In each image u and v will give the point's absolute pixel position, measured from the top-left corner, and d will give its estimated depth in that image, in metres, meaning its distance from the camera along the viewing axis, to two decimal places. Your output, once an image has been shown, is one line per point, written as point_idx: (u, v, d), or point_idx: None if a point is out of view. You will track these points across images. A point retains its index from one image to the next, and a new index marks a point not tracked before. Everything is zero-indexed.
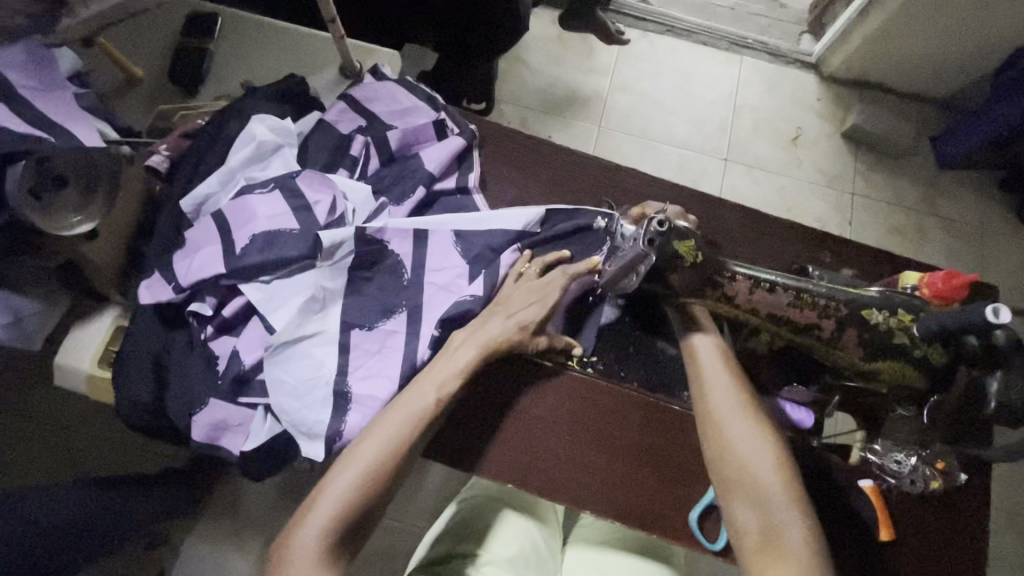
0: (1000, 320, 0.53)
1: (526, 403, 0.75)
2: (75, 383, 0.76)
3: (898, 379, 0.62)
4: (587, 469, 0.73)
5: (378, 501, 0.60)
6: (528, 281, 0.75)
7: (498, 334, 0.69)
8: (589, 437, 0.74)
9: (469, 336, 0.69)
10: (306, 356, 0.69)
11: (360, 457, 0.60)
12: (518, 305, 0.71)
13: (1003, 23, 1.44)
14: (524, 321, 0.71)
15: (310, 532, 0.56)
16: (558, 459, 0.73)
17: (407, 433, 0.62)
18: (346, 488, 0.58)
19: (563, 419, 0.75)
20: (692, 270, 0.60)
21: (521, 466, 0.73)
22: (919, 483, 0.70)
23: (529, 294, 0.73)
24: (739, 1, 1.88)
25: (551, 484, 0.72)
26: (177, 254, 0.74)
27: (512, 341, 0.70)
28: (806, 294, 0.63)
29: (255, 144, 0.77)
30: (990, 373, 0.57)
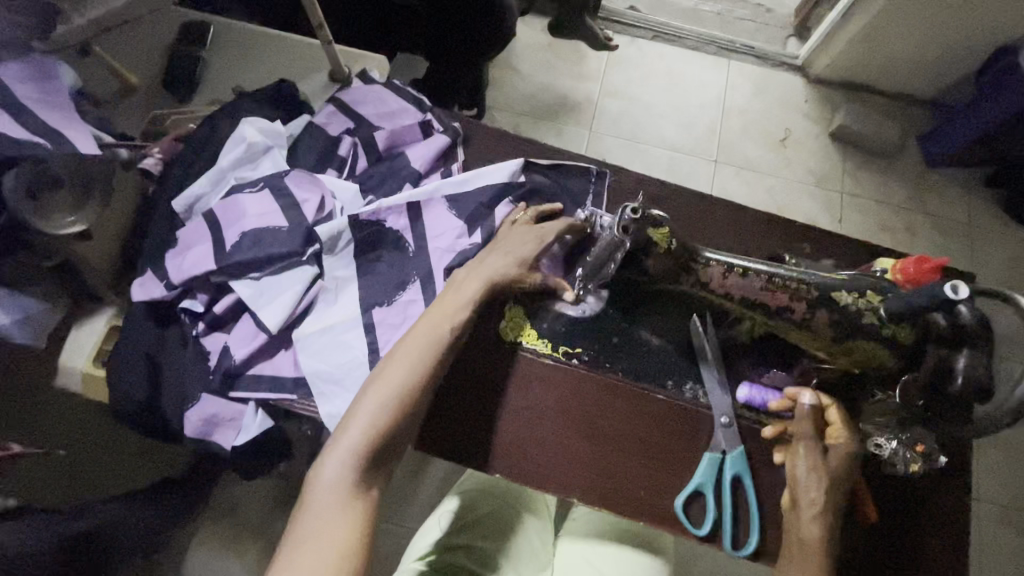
0: (959, 296, 0.56)
1: (518, 374, 0.77)
2: (73, 384, 0.78)
3: (869, 358, 0.64)
4: (581, 445, 0.75)
5: (402, 430, 0.63)
6: (522, 226, 0.77)
7: (499, 270, 0.72)
8: (582, 417, 0.76)
9: (472, 272, 0.72)
10: (340, 343, 0.72)
11: (382, 386, 0.63)
12: (513, 245, 0.74)
13: (984, 22, 1.48)
14: (522, 258, 0.74)
15: (338, 461, 0.59)
16: (556, 431, 0.75)
17: (426, 357, 0.65)
18: (370, 415, 0.61)
19: (560, 390, 0.77)
20: (668, 255, 0.63)
21: (517, 448, 0.74)
22: (901, 467, 0.70)
23: (524, 236, 0.75)
24: (726, 6, 1.93)
25: (549, 451, 0.74)
26: (169, 253, 0.76)
27: (512, 276, 0.73)
28: (777, 278, 0.65)
29: (245, 145, 0.79)
30: (957, 350, 0.59)
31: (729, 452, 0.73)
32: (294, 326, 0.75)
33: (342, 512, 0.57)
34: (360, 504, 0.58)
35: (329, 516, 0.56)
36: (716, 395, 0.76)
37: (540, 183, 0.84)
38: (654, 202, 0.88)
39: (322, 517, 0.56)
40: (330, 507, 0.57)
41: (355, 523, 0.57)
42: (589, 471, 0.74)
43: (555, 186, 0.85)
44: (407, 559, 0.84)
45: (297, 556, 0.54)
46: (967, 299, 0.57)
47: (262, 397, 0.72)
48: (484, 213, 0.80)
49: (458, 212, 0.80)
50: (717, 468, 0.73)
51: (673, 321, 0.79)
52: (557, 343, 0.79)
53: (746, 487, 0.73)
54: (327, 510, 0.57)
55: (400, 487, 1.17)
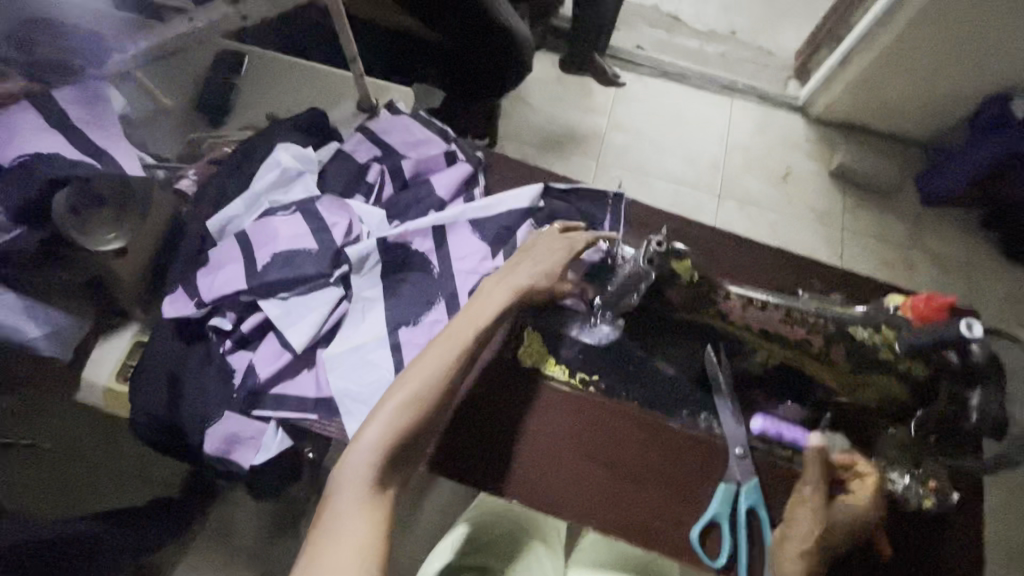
0: (973, 333, 0.61)
1: (537, 397, 0.79)
2: (93, 397, 0.79)
3: (885, 391, 0.73)
4: (594, 473, 0.75)
5: (422, 432, 0.64)
6: (552, 236, 0.79)
7: (525, 284, 0.74)
8: (595, 445, 0.77)
9: (501, 278, 0.74)
10: (367, 362, 0.74)
11: (405, 394, 0.64)
12: (538, 260, 0.76)
13: (975, 69, 1.56)
14: (549, 273, 0.75)
15: (359, 460, 0.61)
16: (569, 454, 0.76)
17: (448, 367, 0.66)
18: (392, 418, 0.62)
19: (574, 412, 0.78)
20: (687, 288, 0.77)
21: (531, 472, 0.75)
22: (914, 502, 0.72)
23: (553, 246, 0.77)
24: (728, 48, 2.01)
25: (564, 463, 0.75)
26: (200, 272, 0.77)
27: (540, 285, 0.75)
28: (796, 313, 0.76)
29: (280, 170, 0.82)
30: (969, 388, 0.69)
31: (743, 484, 0.74)
32: (318, 346, 0.76)
33: (359, 514, 0.58)
34: (378, 508, 0.59)
35: (349, 515, 0.58)
36: (731, 425, 0.77)
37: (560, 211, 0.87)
38: (668, 234, 0.90)
39: (343, 516, 0.58)
40: (348, 508, 0.59)
41: (375, 523, 0.58)
42: (604, 498, 0.74)
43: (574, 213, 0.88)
44: None
45: (320, 553, 0.56)
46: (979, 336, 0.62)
47: (284, 416, 0.73)
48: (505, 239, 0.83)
49: (482, 235, 0.82)
50: (731, 500, 0.74)
51: (688, 351, 0.81)
52: (574, 370, 0.80)
53: (761, 519, 0.74)
54: (348, 508, 0.58)
55: (404, 511, 1.17)
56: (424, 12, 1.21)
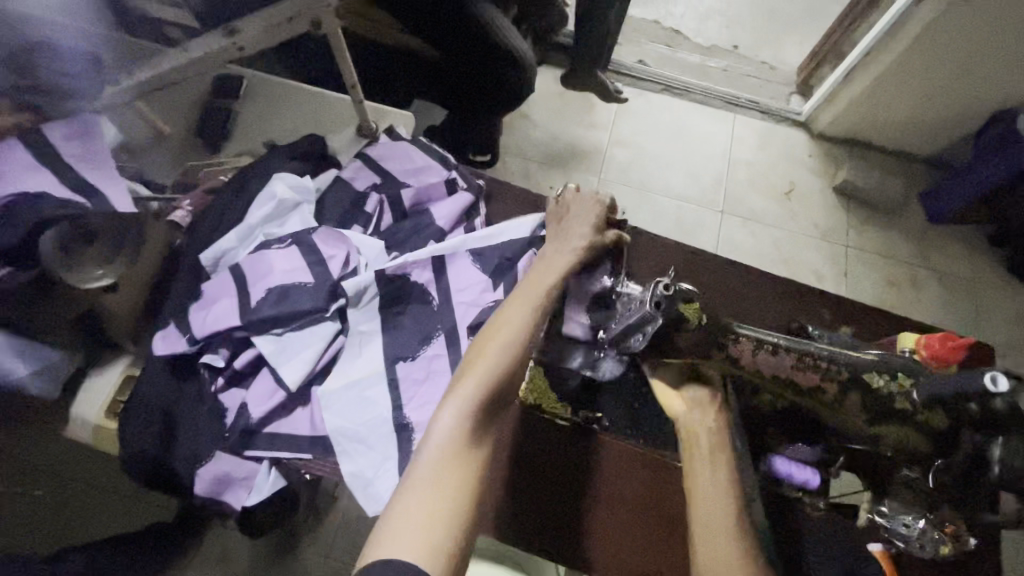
0: (999, 388, 0.55)
1: (570, 433, 0.78)
2: (82, 434, 0.77)
3: (903, 444, 0.59)
4: (617, 518, 0.74)
5: (510, 386, 0.65)
6: (576, 199, 0.82)
7: (582, 246, 0.77)
8: (611, 494, 0.76)
9: (561, 243, 0.77)
10: (365, 400, 0.71)
11: (489, 348, 0.65)
12: (587, 225, 0.79)
13: (980, 86, 1.55)
14: (597, 238, 0.79)
15: (452, 411, 0.61)
16: (588, 501, 0.75)
17: (525, 324, 0.68)
18: (486, 368, 0.64)
19: (591, 455, 0.77)
20: (697, 332, 0.59)
21: (547, 525, 0.74)
22: (929, 548, 0.69)
23: (581, 207, 0.81)
24: (731, 63, 2.00)
25: (609, 476, 0.77)
26: (193, 307, 0.75)
27: (592, 242, 0.78)
28: (807, 356, 0.60)
29: (275, 202, 0.79)
30: (992, 440, 0.55)
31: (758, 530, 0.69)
32: (314, 383, 0.74)
33: (451, 468, 0.57)
34: (470, 464, 0.58)
35: (445, 463, 0.57)
36: None
37: None
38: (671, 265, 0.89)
39: (438, 465, 0.57)
40: (440, 463, 0.57)
41: (468, 475, 0.57)
42: (626, 547, 0.73)
43: None
44: None
45: (411, 503, 0.54)
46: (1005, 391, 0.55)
47: (276, 456, 0.71)
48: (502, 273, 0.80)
49: (483, 265, 0.80)
50: None
51: None
52: (577, 407, 0.79)
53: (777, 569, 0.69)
54: (445, 455, 0.58)
55: None
56: (424, 31, 1.20)
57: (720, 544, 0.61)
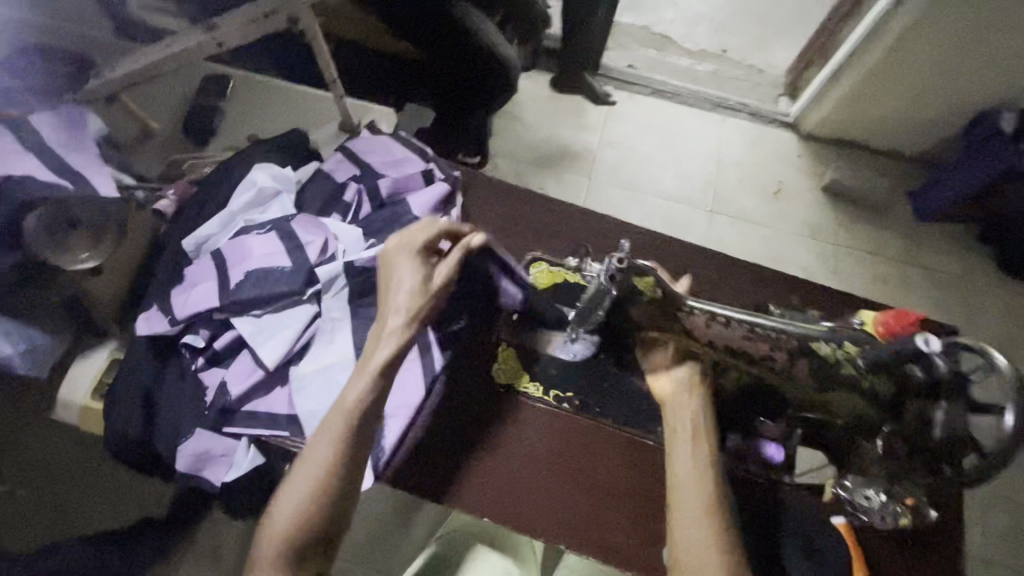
0: (932, 347, 0.59)
1: (512, 412, 0.79)
2: (70, 416, 0.79)
3: (850, 410, 0.62)
4: (571, 492, 0.75)
5: (357, 463, 0.61)
6: (413, 236, 0.71)
7: (400, 321, 0.66)
8: (568, 465, 0.77)
9: (398, 297, 0.68)
10: (332, 385, 0.74)
11: (329, 429, 0.61)
12: (407, 283, 0.68)
13: (962, 85, 1.58)
14: (423, 299, 0.68)
15: (287, 512, 0.56)
16: (544, 474, 0.76)
17: (326, 454, 0.59)
18: (320, 457, 0.59)
19: (552, 430, 0.79)
20: (652, 304, 0.62)
21: (504, 496, 0.75)
22: (890, 520, 0.72)
23: (412, 244, 0.70)
24: (719, 67, 2.04)
25: (550, 449, 0.78)
26: (175, 289, 0.78)
27: (426, 301, 0.68)
28: (760, 328, 0.62)
29: (255, 190, 0.83)
30: (934, 402, 0.58)
31: None
32: (291, 363, 0.77)
33: None
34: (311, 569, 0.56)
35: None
36: None
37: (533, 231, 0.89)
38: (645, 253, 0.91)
39: None
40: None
41: None
42: (579, 517, 0.74)
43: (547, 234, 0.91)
44: None
45: None
46: (939, 350, 0.59)
47: (254, 433, 0.74)
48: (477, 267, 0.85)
49: None
50: None
51: None
52: (548, 387, 0.81)
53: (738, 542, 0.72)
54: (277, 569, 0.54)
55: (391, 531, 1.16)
56: (413, 35, 1.24)
57: (710, 549, 0.56)
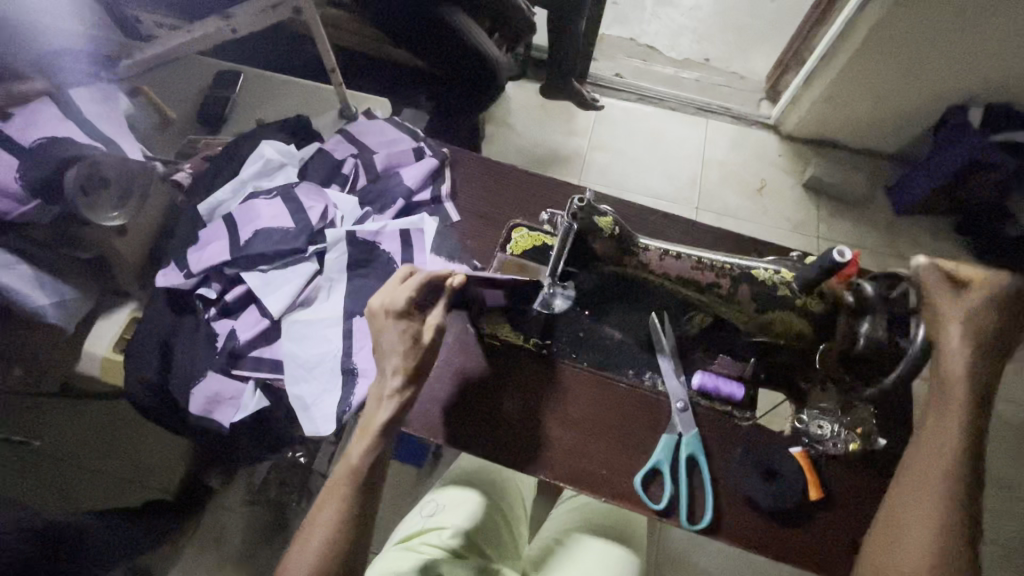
0: (845, 257, 0.64)
1: (523, 369, 0.84)
2: (95, 370, 0.88)
3: (787, 326, 0.74)
4: (579, 439, 0.80)
5: (362, 511, 0.70)
6: (404, 288, 0.75)
7: (395, 386, 0.72)
8: (578, 416, 0.81)
9: (389, 358, 0.72)
10: (319, 336, 0.81)
11: (336, 487, 0.70)
12: (397, 346, 0.72)
13: (929, 86, 1.66)
14: (414, 359, 0.72)
15: (304, 558, 0.66)
16: (553, 423, 0.81)
17: (336, 511, 0.69)
18: (330, 514, 0.69)
19: (570, 387, 0.83)
20: (611, 240, 0.74)
21: (510, 439, 0.79)
22: (840, 446, 0.79)
23: (401, 297, 0.74)
24: (702, 75, 2.14)
25: (536, 394, 0.82)
26: (191, 248, 0.87)
27: (421, 353, 0.73)
28: (707, 259, 0.76)
29: (263, 161, 0.94)
30: (860, 318, 0.70)
31: (685, 434, 0.79)
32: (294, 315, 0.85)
33: None
34: None
35: None
36: (673, 382, 0.82)
37: (516, 197, 0.96)
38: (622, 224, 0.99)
39: None
40: None
41: None
42: (582, 458, 0.79)
43: (529, 198, 0.96)
44: (390, 544, 0.92)
45: None
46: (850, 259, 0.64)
47: (260, 376, 0.80)
48: (461, 234, 0.92)
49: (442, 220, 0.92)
50: (673, 448, 0.79)
51: (634, 318, 0.86)
52: (528, 334, 0.85)
53: (700, 465, 0.79)
54: None
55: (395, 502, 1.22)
56: (409, 42, 1.34)
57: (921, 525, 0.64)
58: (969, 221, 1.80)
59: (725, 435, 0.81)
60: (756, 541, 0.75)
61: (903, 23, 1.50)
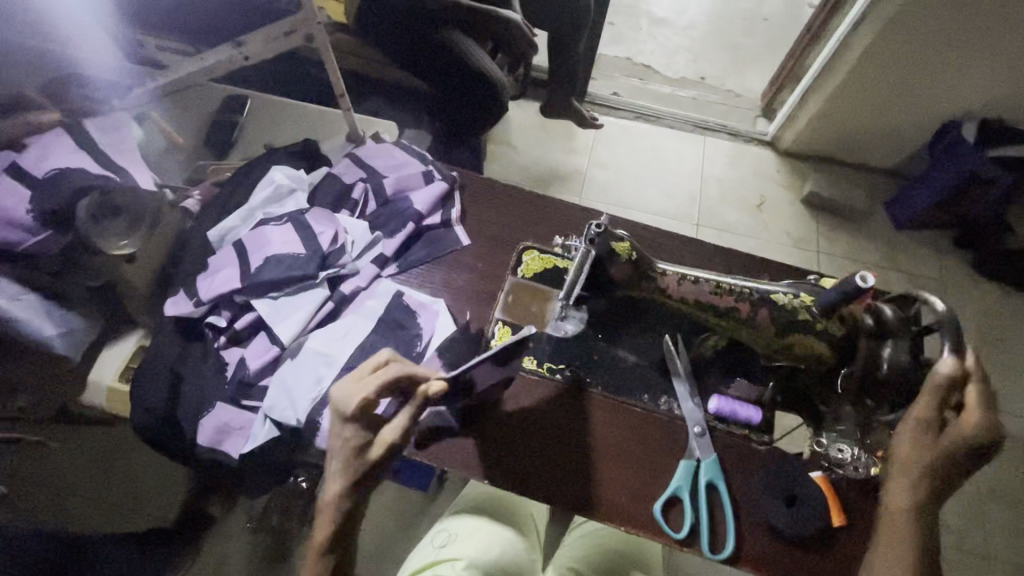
0: (867, 284, 0.64)
1: (535, 395, 0.82)
2: (98, 399, 0.86)
3: (807, 349, 0.74)
4: (590, 469, 0.78)
5: None
6: (363, 383, 0.68)
7: (338, 493, 0.67)
8: (590, 445, 0.79)
9: (331, 468, 0.68)
10: (315, 374, 0.79)
11: None
12: (339, 452, 0.68)
13: (922, 101, 1.68)
14: (357, 469, 0.67)
15: None
16: (565, 453, 0.79)
17: None
18: None
19: (582, 416, 0.81)
20: (628, 264, 0.74)
21: (523, 471, 0.78)
22: (861, 470, 0.78)
23: (353, 398, 0.67)
24: (699, 93, 2.16)
25: (554, 422, 0.81)
26: (200, 276, 0.86)
27: (366, 464, 0.67)
28: (723, 283, 0.76)
29: (274, 187, 0.93)
30: (883, 342, 0.69)
31: (703, 460, 0.78)
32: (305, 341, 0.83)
33: None
34: None
35: None
36: (689, 406, 0.81)
37: (526, 220, 0.95)
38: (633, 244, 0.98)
39: None
40: None
41: None
42: (595, 488, 0.77)
43: (539, 220, 0.95)
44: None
45: None
46: (875, 285, 0.65)
47: (266, 406, 0.78)
48: (471, 259, 0.91)
49: (452, 244, 0.92)
50: (692, 474, 0.78)
51: (648, 341, 0.85)
52: (542, 359, 0.84)
53: (720, 492, 0.77)
54: None
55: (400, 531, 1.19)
56: (411, 64, 1.35)
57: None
58: (967, 234, 1.81)
59: (744, 460, 0.80)
60: (779, 567, 0.74)
61: (896, 43, 1.53)
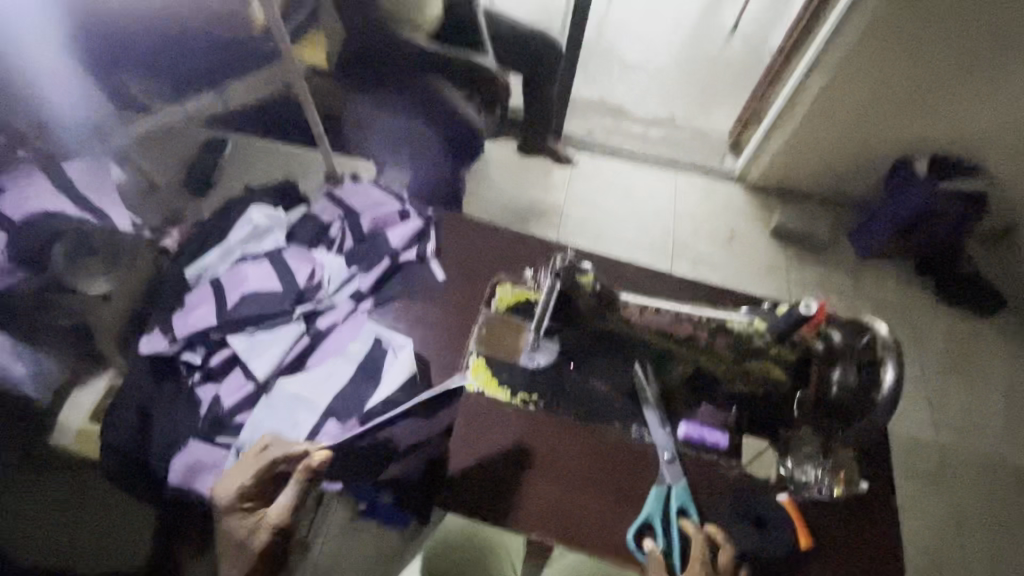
0: (809, 312, 0.70)
1: (505, 422, 0.82)
2: (68, 440, 0.86)
3: (765, 373, 0.82)
4: (561, 497, 0.78)
5: None
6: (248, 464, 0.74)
7: None
8: (559, 472, 0.80)
9: None
10: (290, 411, 0.80)
11: None
12: None
13: (876, 137, 1.80)
14: None
15: None
16: (535, 482, 0.79)
17: None
18: None
19: (549, 442, 0.82)
20: (592, 296, 0.78)
21: (497, 502, 0.77)
22: (824, 491, 0.80)
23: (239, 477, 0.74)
24: (669, 131, 2.27)
25: (522, 450, 0.81)
26: (175, 314, 0.87)
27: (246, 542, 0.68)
28: (683, 313, 0.82)
29: (252, 226, 0.96)
30: (832, 365, 0.77)
31: (674, 485, 0.80)
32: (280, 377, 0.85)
33: None
34: None
35: None
36: (659, 434, 0.83)
37: (501, 251, 0.97)
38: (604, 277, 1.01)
39: None
40: None
41: None
42: (565, 516, 0.77)
43: (513, 252, 0.98)
44: None
45: None
46: (817, 312, 0.70)
47: (240, 443, 0.79)
48: (446, 292, 0.92)
49: (427, 278, 0.93)
50: (664, 500, 0.79)
51: (618, 370, 0.86)
52: (517, 391, 0.84)
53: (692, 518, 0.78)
54: None
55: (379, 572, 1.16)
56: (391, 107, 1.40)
57: None
58: (926, 263, 1.90)
59: (714, 485, 0.81)
60: None
61: (847, 86, 1.67)
